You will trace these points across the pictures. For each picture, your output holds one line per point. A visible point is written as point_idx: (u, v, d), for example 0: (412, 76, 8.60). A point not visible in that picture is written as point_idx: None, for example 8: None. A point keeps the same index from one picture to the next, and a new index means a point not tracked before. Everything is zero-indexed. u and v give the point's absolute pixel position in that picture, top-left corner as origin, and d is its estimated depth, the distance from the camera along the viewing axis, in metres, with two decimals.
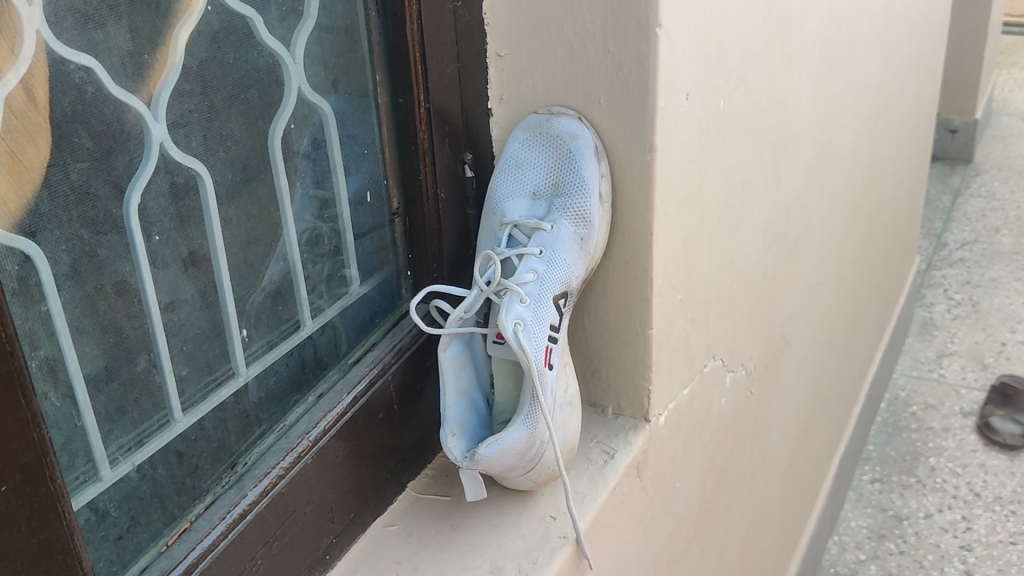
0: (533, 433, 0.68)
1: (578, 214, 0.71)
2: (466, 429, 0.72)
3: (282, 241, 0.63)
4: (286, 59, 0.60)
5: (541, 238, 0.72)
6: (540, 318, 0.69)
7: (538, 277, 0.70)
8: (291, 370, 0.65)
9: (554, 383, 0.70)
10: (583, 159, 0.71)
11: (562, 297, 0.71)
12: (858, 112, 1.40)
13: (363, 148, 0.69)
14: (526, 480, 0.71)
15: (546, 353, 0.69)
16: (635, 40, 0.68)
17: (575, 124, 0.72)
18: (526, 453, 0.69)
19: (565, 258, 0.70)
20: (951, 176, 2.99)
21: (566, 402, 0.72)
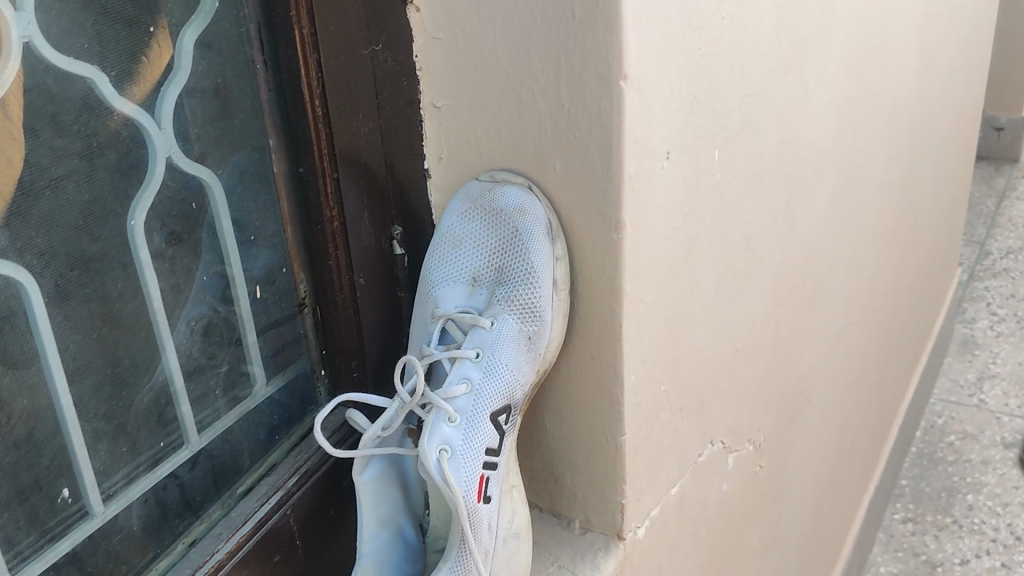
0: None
1: (526, 309, 0.58)
2: (385, 568, 0.59)
3: (151, 357, 0.51)
4: (122, 139, 0.46)
5: (480, 338, 0.58)
6: (471, 443, 0.55)
7: (472, 390, 0.56)
8: (145, 522, 0.52)
9: (493, 517, 0.57)
10: (533, 240, 0.58)
11: (503, 414, 0.57)
12: (892, 130, 1.24)
13: (251, 233, 0.55)
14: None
15: (480, 486, 0.55)
16: (594, 95, 0.54)
17: (523, 196, 0.58)
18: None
19: (508, 364, 0.57)
20: (997, 177, 2.81)
21: (513, 533, 0.59)
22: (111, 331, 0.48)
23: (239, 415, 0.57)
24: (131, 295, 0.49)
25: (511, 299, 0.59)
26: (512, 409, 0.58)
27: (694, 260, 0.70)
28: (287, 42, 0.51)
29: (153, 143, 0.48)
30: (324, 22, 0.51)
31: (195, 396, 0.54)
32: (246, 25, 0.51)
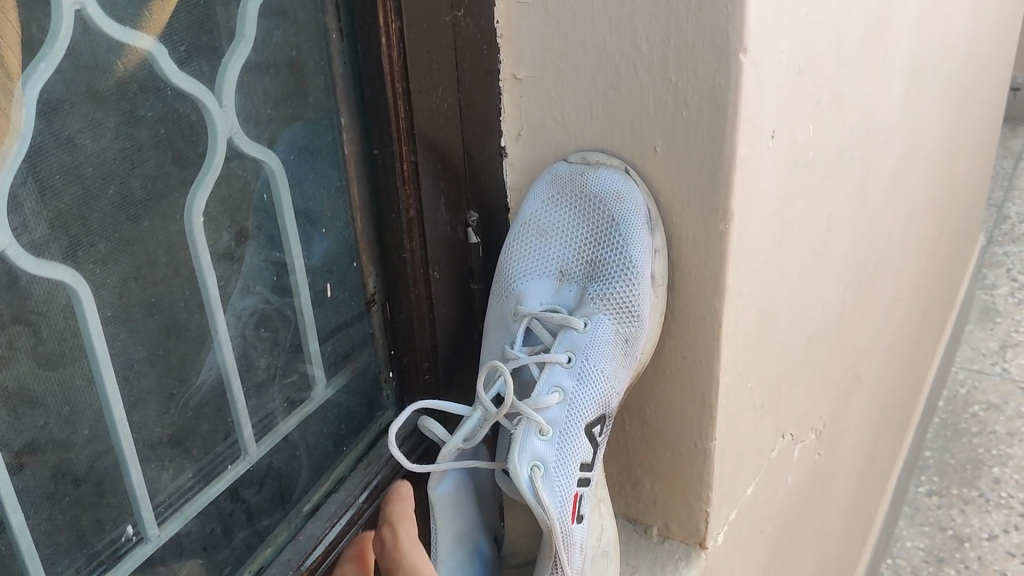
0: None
1: (621, 307, 0.53)
2: None
3: (216, 370, 0.45)
4: (190, 123, 0.40)
5: (572, 338, 0.54)
6: (567, 459, 0.51)
7: (566, 399, 0.51)
8: (207, 551, 0.46)
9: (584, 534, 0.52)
10: (630, 230, 0.52)
11: (596, 425, 0.53)
12: (945, 94, 1.18)
13: (321, 225, 0.49)
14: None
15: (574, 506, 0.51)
16: (708, 69, 0.48)
17: (620, 181, 0.52)
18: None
19: (603, 369, 0.52)
20: (1013, 136, 2.74)
21: (601, 554, 0.54)
22: (176, 347, 0.42)
23: (306, 428, 0.51)
24: (196, 302, 0.43)
25: (605, 295, 0.54)
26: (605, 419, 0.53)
27: (784, 248, 0.64)
28: (367, 8, 0.45)
29: (214, 123, 0.41)
30: None
31: (260, 407, 0.48)
32: None
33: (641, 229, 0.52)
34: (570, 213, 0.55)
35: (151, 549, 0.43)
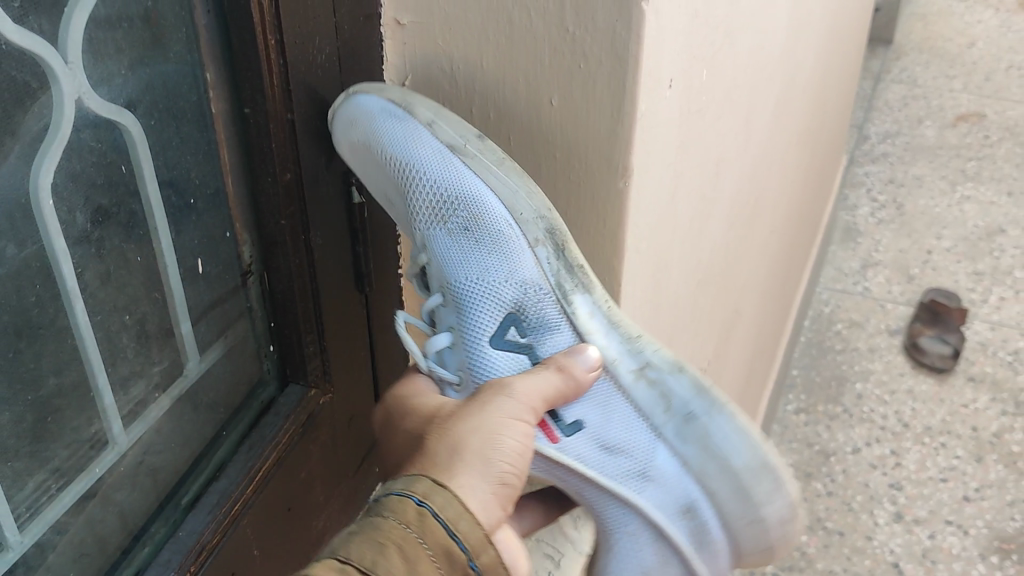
0: (640, 485, 0.50)
1: (454, 198, 0.49)
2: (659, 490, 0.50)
3: (78, 367, 0.41)
4: (28, 92, 0.34)
5: (444, 252, 0.50)
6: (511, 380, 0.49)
7: (469, 328, 0.50)
8: (79, 558, 0.42)
9: (629, 410, 0.49)
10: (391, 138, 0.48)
11: (512, 327, 0.49)
12: (821, 25, 1.16)
13: (189, 197, 0.44)
14: (776, 536, 0.49)
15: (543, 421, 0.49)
16: (607, 17, 0.45)
17: (349, 110, 0.48)
18: (687, 502, 0.49)
19: (477, 267, 0.49)
20: (872, 59, 2.78)
21: (687, 410, 0.47)
22: (31, 348, 0.38)
23: (179, 413, 0.47)
24: (51, 294, 0.38)
25: (434, 203, 0.50)
26: (538, 307, 0.48)
27: (677, 200, 0.61)
28: None
29: (59, 83, 0.35)
30: None
31: (127, 398, 0.44)
32: None
33: (402, 121, 0.49)
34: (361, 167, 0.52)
35: (13, 560, 0.39)
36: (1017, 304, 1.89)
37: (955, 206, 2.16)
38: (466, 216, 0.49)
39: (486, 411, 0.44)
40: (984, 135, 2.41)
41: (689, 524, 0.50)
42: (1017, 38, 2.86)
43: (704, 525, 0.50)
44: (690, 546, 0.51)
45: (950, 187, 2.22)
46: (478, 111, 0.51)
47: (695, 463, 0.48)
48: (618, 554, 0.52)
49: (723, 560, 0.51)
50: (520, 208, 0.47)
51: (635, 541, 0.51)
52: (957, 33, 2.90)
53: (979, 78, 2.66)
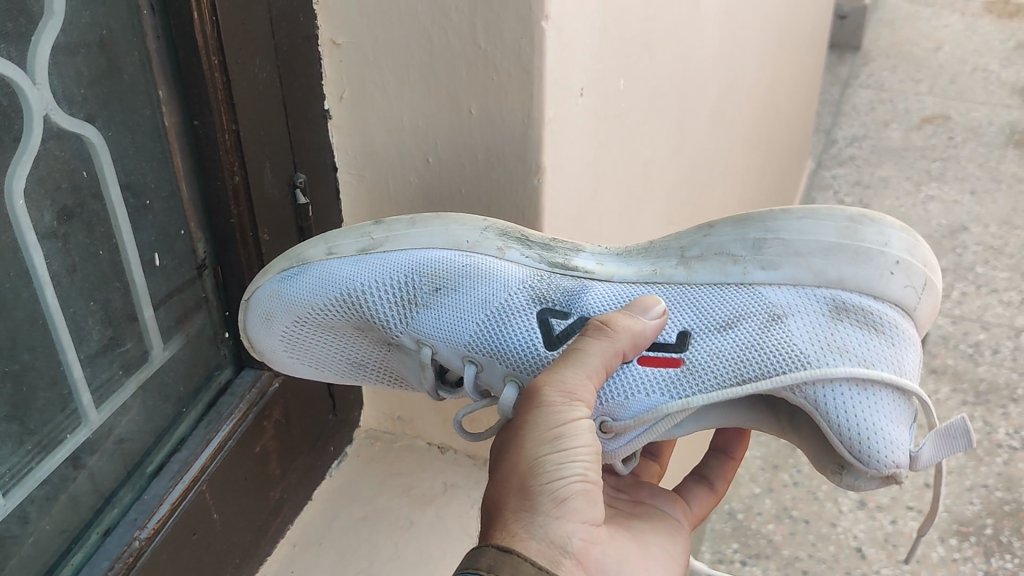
0: (783, 328, 0.52)
1: (410, 279, 0.54)
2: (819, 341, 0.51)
3: (50, 348, 0.46)
4: (2, 109, 0.40)
5: (437, 324, 0.55)
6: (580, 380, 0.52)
7: (519, 351, 0.54)
8: (56, 517, 0.48)
9: (711, 293, 0.54)
10: (312, 283, 0.54)
11: (551, 320, 0.53)
12: (767, 33, 1.21)
13: (146, 198, 0.50)
14: (924, 260, 0.51)
15: (656, 357, 0.53)
16: (514, 35, 0.51)
17: (269, 292, 0.54)
18: (831, 307, 0.52)
19: (482, 299, 0.54)
20: (841, 65, 2.82)
21: (746, 240, 0.53)
22: (7, 326, 0.43)
23: (144, 391, 0.53)
24: (23, 282, 0.44)
25: (397, 297, 0.55)
26: (552, 287, 0.54)
27: (597, 197, 0.68)
28: None
29: (28, 103, 0.42)
30: None
31: (93, 377, 0.50)
32: None
33: (309, 270, 0.54)
34: (314, 334, 0.57)
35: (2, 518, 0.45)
36: (979, 298, 1.76)
37: (920, 205, 2.09)
38: (426, 285, 0.54)
39: (533, 436, 0.45)
40: (948, 136, 2.41)
41: (857, 324, 0.51)
42: (980, 43, 2.92)
43: (867, 306, 0.51)
44: (884, 354, 0.50)
45: (915, 187, 2.18)
46: (408, 121, 0.57)
47: (806, 273, 0.52)
48: (869, 429, 0.50)
49: (918, 344, 0.51)
50: (462, 236, 0.54)
51: (856, 394, 0.50)
52: (924, 39, 2.96)
53: (944, 81, 2.70)
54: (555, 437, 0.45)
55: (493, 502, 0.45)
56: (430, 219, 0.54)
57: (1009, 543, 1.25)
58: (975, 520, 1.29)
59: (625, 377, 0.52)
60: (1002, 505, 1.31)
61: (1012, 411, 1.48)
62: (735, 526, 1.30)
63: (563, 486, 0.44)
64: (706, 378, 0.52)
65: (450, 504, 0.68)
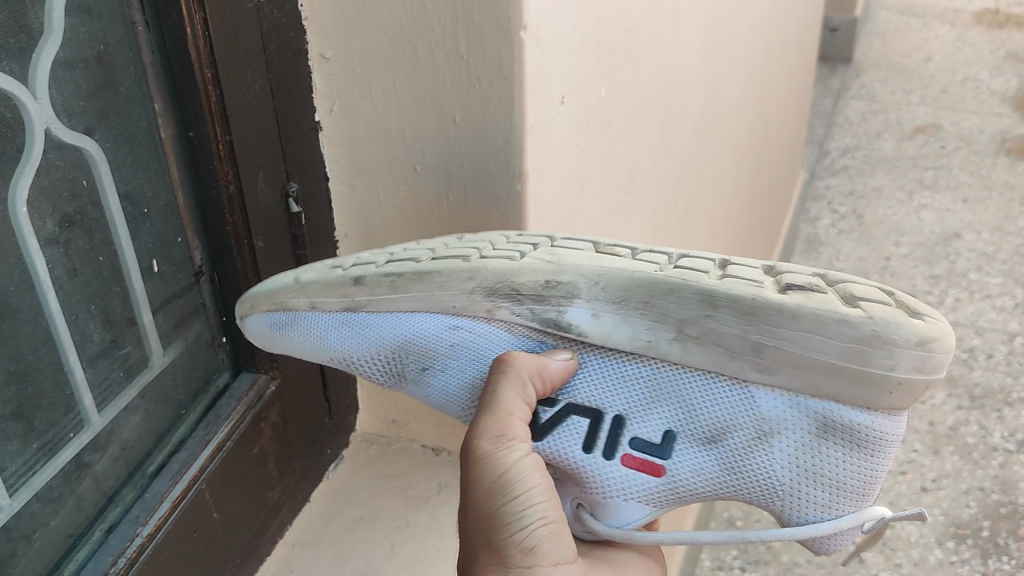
0: (768, 446, 0.47)
1: (400, 350, 0.52)
2: (796, 456, 0.47)
3: (52, 351, 0.48)
4: (5, 121, 0.43)
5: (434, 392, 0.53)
6: (578, 471, 0.50)
7: None
8: (60, 515, 0.50)
9: (700, 381, 0.47)
10: (299, 330, 0.53)
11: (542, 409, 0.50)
12: (753, 44, 1.23)
13: (144, 207, 0.53)
14: (924, 382, 0.42)
15: (641, 465, 0.49)
16: (494, 45, 0.53)
17: (264, 335, 0.54)
18: (819, 423, 0.46)
19: (472, 382, 0.52)
20: (833, 78, 2.85)
21: (747, 340, 0.45)
22: (12, 328, 0.45)
23: (144, 394, 0.55)
24: (26, 287, 0.46)
25: (389, 364, 0.53)
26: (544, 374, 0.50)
27: (581, 203, 0.69)
28: (169, 1, 0.48)
29: (29, 116, 0.44)
30: None
31: (95, 381, 0.52)
32: None
33: (293, 318, 0.53)
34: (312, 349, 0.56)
35: (9, 517, 0.47)
36: (972, 303, 1.78)
37: (912, 214, 2.11)
38: (416, 356, 0.52)
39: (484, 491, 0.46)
40: (939, 144, 2.43)
41: (840, 442, 0.45)
42: (970, 52, 2.95)
43: (859, 427, 0.45)
44: (861, 475, 0.46)
45: (907, 196, 2.20)
46: (396, 130, 0.59)
47: (800, 384, 0.45)
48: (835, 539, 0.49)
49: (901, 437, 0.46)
50: (450, 301, 0.50)
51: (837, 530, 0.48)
52: (914, 50, 3.00)
53: (935, 91, 2.73)
54: (503, 483, 0.46)
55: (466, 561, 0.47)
56: (412, 283, 0.50)
57: (1006, 545, 1.26)
58: (971, 522, 1.30)
59: (610, 475, 0.49)
60: (998, 507, 1.32)
61: (1006, 414, 1.49)
62: (734, 532, 1.32)
63: (524, 536, 0.45)
64: (689, 488, 0.49)
65: (445, 505, 0.70)
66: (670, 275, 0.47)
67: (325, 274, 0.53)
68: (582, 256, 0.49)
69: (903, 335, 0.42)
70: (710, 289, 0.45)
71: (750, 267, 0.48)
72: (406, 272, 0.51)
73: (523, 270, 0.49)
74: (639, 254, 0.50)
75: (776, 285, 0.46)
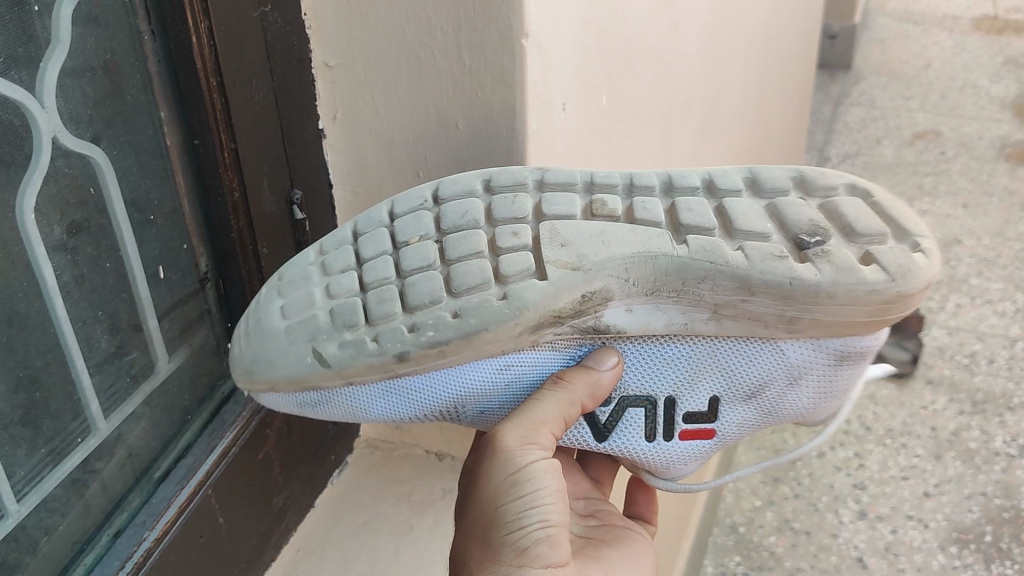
0: (795, 386, 0.50)
1: (456, 402, 0.49)
2: (814, 388, 0.51)
3: (59, 358, 0.49)
4: (14, 129, 0.43)
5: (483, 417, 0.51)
6: (635, 449, 0.52)
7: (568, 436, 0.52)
8: (68, 519, 0.51)
9: (734, 349, 0.49)
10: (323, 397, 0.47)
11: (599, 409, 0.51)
12: (752, 51, 1.24)
13: (150, 214, 0.53)
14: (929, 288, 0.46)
15: (690, 431, 0.52)
16: (496, 53, 0.53)
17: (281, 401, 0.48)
18: (837, 356, 0.49)
19: None
20: (832, 85, 2.85)
21: (783, 314, 0.46)
22: (20, 335, 0.46)
23: (150, 400, 0.56)
24: (34, 294, 0.46)
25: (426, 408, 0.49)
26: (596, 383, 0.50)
27: None
28: (174, 11, 0.48)
29: (37, 124, 0.44)
30: None
31: (101, 387, 0.52)
32: None
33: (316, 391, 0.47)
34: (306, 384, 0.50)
35: (18, 521, 0.47)
36: (973, 309, 1.77)
37: None
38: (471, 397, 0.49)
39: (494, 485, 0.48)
40: (939, 151, 2.44)
41: (852, 363, 0.50)
42: (970, 59, 2.95)
43: (867, 347, 0.49)
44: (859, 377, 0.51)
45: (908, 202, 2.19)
46: (399, 138, 0.60)
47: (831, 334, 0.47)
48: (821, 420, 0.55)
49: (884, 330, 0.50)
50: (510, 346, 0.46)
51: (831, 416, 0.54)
52: (913, 57, 3.00)
53: (934, 97, 2.74)
54: (514, 482, 0.48)
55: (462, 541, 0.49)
56: (462, 345, 0.44)
57: (1009, 550, 1.27)
58: (974, 527, 1.30)
59: (665, 445, 0.52)
60: (1001, 512, 1.32)
61: (1009, 419, 1.49)
62: (737, 539, 1.32)
63: (526, 539, 0.47)
64: (729, 434, 0.53)
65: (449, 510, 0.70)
66: (697, 257, 0.45)
67: (320, 319, 0.46)
68: (593, 240, 0.46)
69: (914, 277, 0.45)
70: (744, 272, 0.45)
71: (754, 218, 0.48)
72: (454, 334, 0.44)
73: (561, 291, 0.45)
74: (631, 213, 0.48)
75: (788, 240, 0.47)
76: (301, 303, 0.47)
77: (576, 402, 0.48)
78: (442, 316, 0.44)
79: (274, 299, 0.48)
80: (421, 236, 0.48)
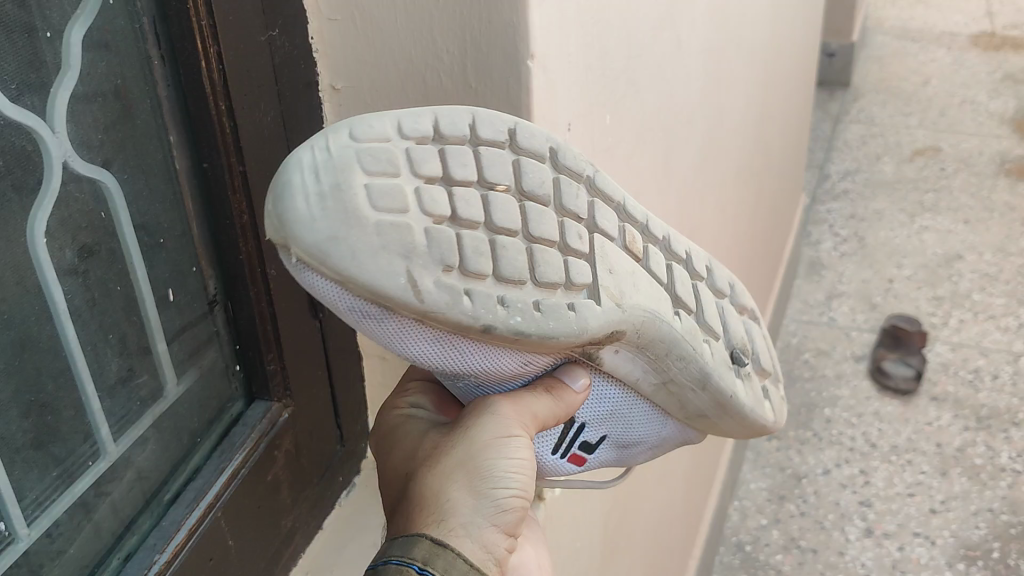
0: (652, 444, 0.60)
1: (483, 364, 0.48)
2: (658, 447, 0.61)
3: (69, 382, 0.49)
4: (27, 155, 0.44)
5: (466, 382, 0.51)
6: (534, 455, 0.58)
7: None
8: (78, 542, 0.51)
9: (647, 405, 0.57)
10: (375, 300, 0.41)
11: None
12: (752, 69, 1.24)
13: (159, 238, 0.54)
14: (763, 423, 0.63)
15: (576, 458, 0.59)
16: (502, 74, 0.54)
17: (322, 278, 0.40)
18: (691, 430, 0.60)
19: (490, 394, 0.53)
20: (831, 103, 2.86)
21: (700, 407, 0.56)
22: (30, 359, 0.46)
23: (159, 423, 0.56)
24: (45, 318, 0.47)
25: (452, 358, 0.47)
26: None
27: None
28: (183, 35, 0.48)
29: (48, 149, 0.45)
30: (220, 11, 0.49)
31: (111, 409, 0.53)
32: (140, 19, 0.49)
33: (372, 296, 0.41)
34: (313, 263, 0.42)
35: (28, 544, 0.47)
36: (977, 325, 1.77)
37: (915, 236, 2.11)
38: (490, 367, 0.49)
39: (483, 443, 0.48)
40: (939, 167, 2.44)
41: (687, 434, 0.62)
42: (967, 76, 2.97)
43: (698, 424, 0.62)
44: None
45: (909, 218, 2.19)
46: None
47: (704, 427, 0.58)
48: None
49: None
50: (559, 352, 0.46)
51: None
52: (913, 74, 3.01)
53: (934, 114, 2.74)
54: (499, 445, 0.48)
55: (438, 476, 0.48)
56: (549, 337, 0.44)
57: (1017, 566, 1.26)
58: (982, 543, 1.30)
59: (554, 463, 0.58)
60: (1007, 528, 1.32)
61: (1014, 435, 1.48)
62: (744, 558, 1.32)
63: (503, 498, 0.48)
64: (590, 465, 0.61)
65: None
66: (686, 339, 0.52)
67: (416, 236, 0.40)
68: (628, 278, 0.49)
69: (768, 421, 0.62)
70: (709, 369, 0.54)
71: (714, 313, 0.55)
72: (536, 331, 0.43)
73: (607, 323, 0.47)
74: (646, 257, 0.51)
75: (728, 346, 0.57)
76: (393, 199, 0.40)
77: (560, 411, 0.52)
78: (529, 302, 0.43)
79: (359, 173, 0.40)
80: (504, 184, 0.44)
